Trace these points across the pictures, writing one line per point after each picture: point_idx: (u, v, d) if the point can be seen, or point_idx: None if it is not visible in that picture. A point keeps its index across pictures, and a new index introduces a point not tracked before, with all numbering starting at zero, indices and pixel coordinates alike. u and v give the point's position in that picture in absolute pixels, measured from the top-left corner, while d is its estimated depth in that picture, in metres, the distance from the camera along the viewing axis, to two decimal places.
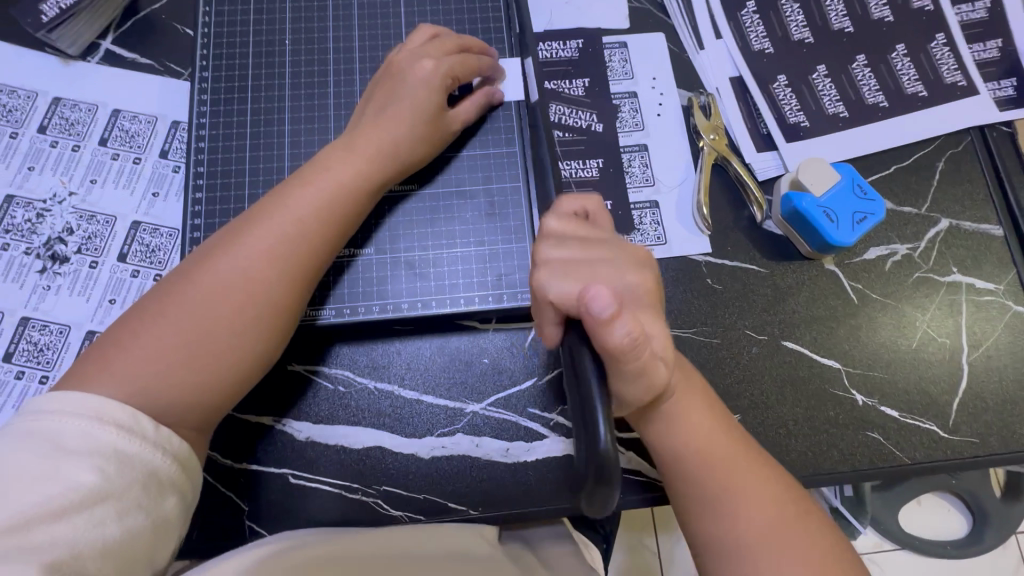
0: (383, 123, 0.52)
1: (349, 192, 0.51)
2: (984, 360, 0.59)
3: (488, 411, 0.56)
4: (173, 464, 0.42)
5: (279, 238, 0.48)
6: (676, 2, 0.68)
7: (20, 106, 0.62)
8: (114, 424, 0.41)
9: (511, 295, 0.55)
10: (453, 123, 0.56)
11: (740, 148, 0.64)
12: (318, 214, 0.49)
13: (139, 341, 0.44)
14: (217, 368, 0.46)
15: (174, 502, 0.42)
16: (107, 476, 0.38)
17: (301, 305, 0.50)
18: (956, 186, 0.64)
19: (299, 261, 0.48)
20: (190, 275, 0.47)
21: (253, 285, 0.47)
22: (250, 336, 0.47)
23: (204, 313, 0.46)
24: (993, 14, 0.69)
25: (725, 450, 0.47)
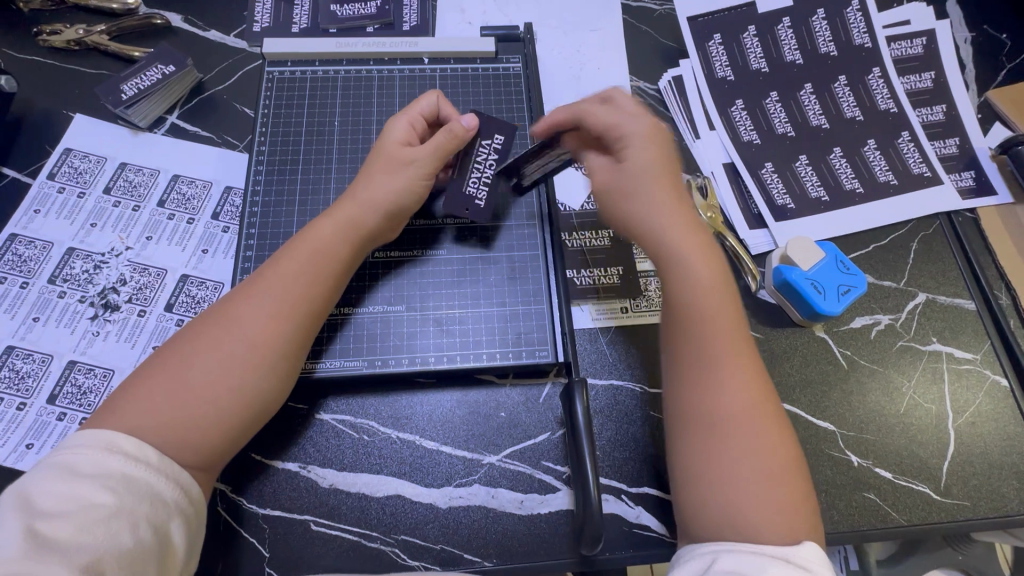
0: (365, 178, 0.58)
1: (332, 241, 0.55)
2: (969, 426, 0.63)
3: (504, 463, 0.59)
4: (177, 487, 0.45)
5: (266, 284, 0.52)
6: (674, 99, 0.78)
7: (90, 169, 0.69)
8: (122, 452, 0.43)
9: (529, 351, 0.59)
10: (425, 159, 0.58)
11: (734, 225, 0.72)
12: (306, 262, 0.54)
13: (139, 383, 0.47)
14: (207, 408, 0.47)
15: (178, 526, 0.44)
16: (120, 494, 0.41)
17: (284, 344, 0.51)
18: (930, 264, 0.71)
19: (280, 302, 0.52)
20: (201, 325, 0.51)
21: (236, 324, 0.50)
22: (240, 374, 0.49)
23: (193, 354, 0.49)
24: (950, 116, 0.79)
25: (747, 424, 0.50)
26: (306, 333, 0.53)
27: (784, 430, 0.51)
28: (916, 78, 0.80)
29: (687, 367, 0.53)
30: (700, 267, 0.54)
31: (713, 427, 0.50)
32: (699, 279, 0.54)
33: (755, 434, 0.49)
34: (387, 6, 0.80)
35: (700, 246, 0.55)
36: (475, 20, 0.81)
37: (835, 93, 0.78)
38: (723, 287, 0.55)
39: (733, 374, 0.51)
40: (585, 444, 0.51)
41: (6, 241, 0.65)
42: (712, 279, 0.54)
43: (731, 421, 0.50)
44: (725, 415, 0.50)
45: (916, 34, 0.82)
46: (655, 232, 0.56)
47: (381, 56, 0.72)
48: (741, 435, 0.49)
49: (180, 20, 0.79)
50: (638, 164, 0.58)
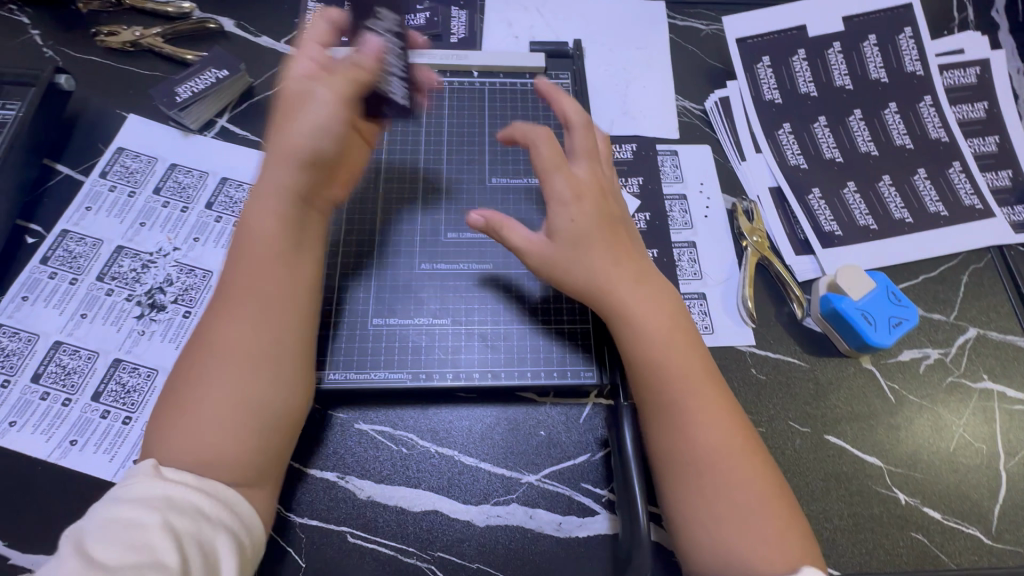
0: (296, 126, 0.52)
1: (291, 220, 0.52)
2: (1021, 469, 0.61)
3: (543, 483, 0.58)
4: (222, 505, 0.43)
5: (231, 288, 0.49)
6: (720, 120, 0.78)
7: (141, 169, 0.70)
8: (163, 475, 0.42)
9: (573, 371, 0.59)
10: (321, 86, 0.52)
11: (780, 250, 0.71)
12: (259, 249, 0.50)
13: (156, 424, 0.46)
14: (221, 422, 0.45)
15: (224, 539, 0.42)
16: (160, 514, 0.40)
17: (265, 335, 0.48)
18: (980, 299, 0.69)
19: (245, 296, 0.48)
20: (182, 361, 0.48)
21: (211, 339, 0.47)
22: (256, 379, 0.47)
23: (188, 386, 0.46)
24: (1003, 148, 0.77)
25: (724, 462, 0.48)
26: (296, 314, 0.50)
27: (756, 451, 0.50)
28: (968, 108, 0.79)
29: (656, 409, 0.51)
30: (638, 306, 0.53)
31: (686, 467, 0.49)
32: (644, 312, 0.52)
33: (727, 468, 0.48)
34: (436, 18, 0.81)
35: (637, 281, 0.53)
36: (523, 34, 0.82)
37: (885, 121, 0.77)
38: (671, 318, 0.53)
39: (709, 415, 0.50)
40: (632, 476, 0.52)
41: (57, 237, 0.66)
42: (657, 313, 0.53)
43: (701, 460, 0.48)
44: (700, 451, 0.49)
45: (969, 64, 0.81)
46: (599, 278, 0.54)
47: (431, 68, 0.72)
48: (715, 465, 0.48)
49: (233, 25, 0.80)
50: (569, 224, 0.54)
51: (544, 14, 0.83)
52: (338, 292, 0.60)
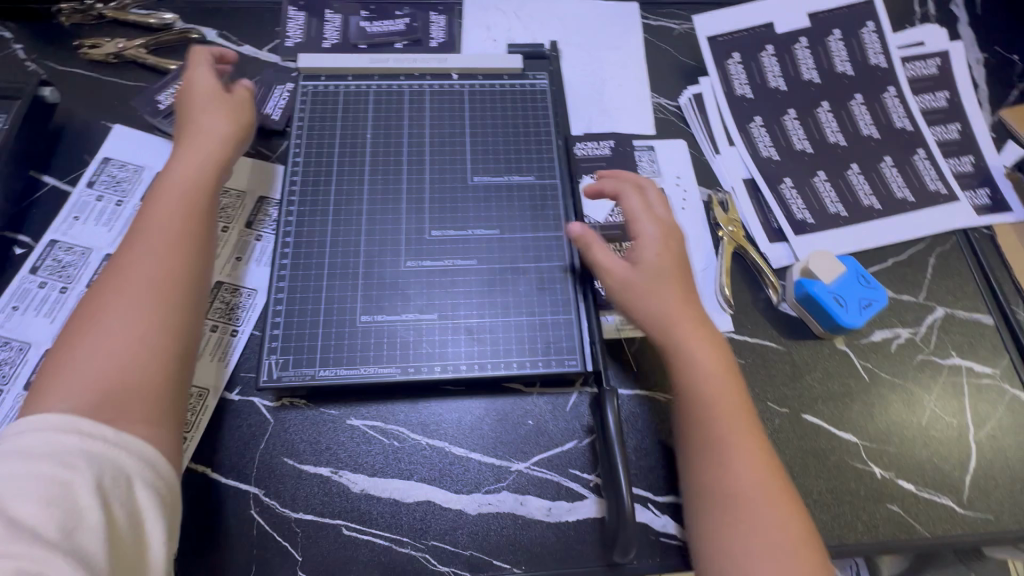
0: (200, 134, 0.63)
1: (189, 195, 0.58)
2: (989, 439, 0.64)
3: (532, 470, 0.59)
4: (143, 462, 0.44)
5: (153, 248, 0.54)
6: (695, 115, 0.80)
7: (128, 178, 0.71)
8: (78, 432, 0.42)
9: (558, 359, 0.60)
10: (205, 117, 0.64)
11: (755, 238, 0.73)
12: (181, 217, 0.56)
13: (60, 374, 0.47)
14: (136, 363, 0.48)
15: (146, 495, 0.43)
16: (75, 471, 0.41)
17: (188, 290, 0.53)
18: (948, 279, 0.72)
19: (172, 254, 0.54)
20: (86, 314, 0.50)
21: (125, 291, 0.51)
22: (157, 300, 0.51)
23: (99, 334, 0.48)
24: (965, 135, 0.80)
25: (762, 496, 0.50)
26: (206, 255, 0.56)
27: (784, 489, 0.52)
28: (931, 98, 0.82)
29: (702, 446, 0.53)
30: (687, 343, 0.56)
31: (720, 502, 0.51)
32: (698, 346, 0.56)
33: (766, 501, 0.50)
34: (415, 23, 0.83)
35: (695, 322, 0.57)
36: (500, 37, 0.84)
37: (851, 112, 0.80)
38: (722, 360, 0.57)
39: (751, 455, 0.52)
40: (616, 451, 0.52)
41: (46, 246, 0.66)
42: (707, 353, 0.56)
43: (738, 492, 0.51)
44: (742, 484, 0.51)
45: (931, 55, 0.84)
46: (661, 314, 0.57)
47: (412, 72, 0.74)
48: (756, 497, 0.50)
49: (215, 35, 0.81)
50: (652, 258, 0.58)
51: (520, 17, 0.86)
52: (326, 293, 0.62)
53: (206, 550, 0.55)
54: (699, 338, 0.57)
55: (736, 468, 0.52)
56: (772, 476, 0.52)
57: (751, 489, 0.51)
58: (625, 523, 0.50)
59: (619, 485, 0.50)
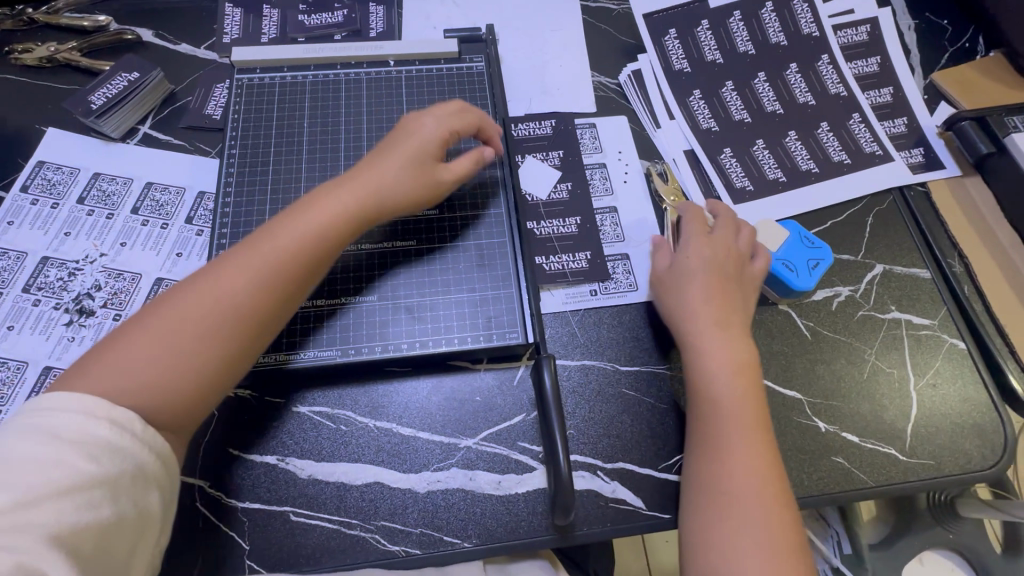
0: (380, 170, 0.60)
1: (306, 245, 0.55)
2: (929, 388, 0.65)
3: (481, 445, 0.60)
4: (159, 462, 0.47)
5: (264, 266, 0.53)
6: (634, 91, 0.81)
7: (64, 180, 0.70)
8: (110, 421, 0.45)
9: (499, 334, 0.61)
10: (386, 164, 0.60)
11: (697, 207, 0.74)
12: (277, 260, 0.54)
13: (119, 355, 0.48)
14: (181, 379, 0.49)
15: (155, 497, 0.46)
16: (103, 464, 0.43)
17: (267, 329, 0.54)
18: (885, 237, 0.74)
19: (274, 283, 0.53)
20: (171, 303, 0.51)
21: (222, 304, 0.51)
22: (236, 332, 0.52)
23: (177, 335, 0.50)
24: (897, 98, 0.82)
25: (752, 503, 0.52)
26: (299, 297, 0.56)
27: (786, 492, 0.54)
28: (863, 63, 0.84)
29: (708, 449, 0.56)
30: (710, 345, 0.60)
31: (707, 494, 0.54)
32: (708, 347, 0.60)
33: (751, 508, 0.52)
34: (354, 15, 0.83)
35: (721, 327, 0.60)
36: (440, 24, 0.84)
37: (787, 81, 0.82)
38: (740, 363, 0.59)
39: (755, 467, 0.54)
40: (557, 433, 0.53)
41: None
42: (734, 360, 0.59)
43: (732, 490, 0.53)
44: (733, 487, 0.53)
45: (861, 22, 0.86)
46: (687, 319, 0.62)
47: (349, 61, 0.74)
48: (746, 502, 0.52)
49: (151, 35, 0.81)
50: (685, 263, 0.64)
51: (460, 4, 0.86)
52: None
53: None
54: (732, 349, 0.60)
55: (733, 474, 0.54)
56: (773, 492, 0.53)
57: (745, 495, 0.53)
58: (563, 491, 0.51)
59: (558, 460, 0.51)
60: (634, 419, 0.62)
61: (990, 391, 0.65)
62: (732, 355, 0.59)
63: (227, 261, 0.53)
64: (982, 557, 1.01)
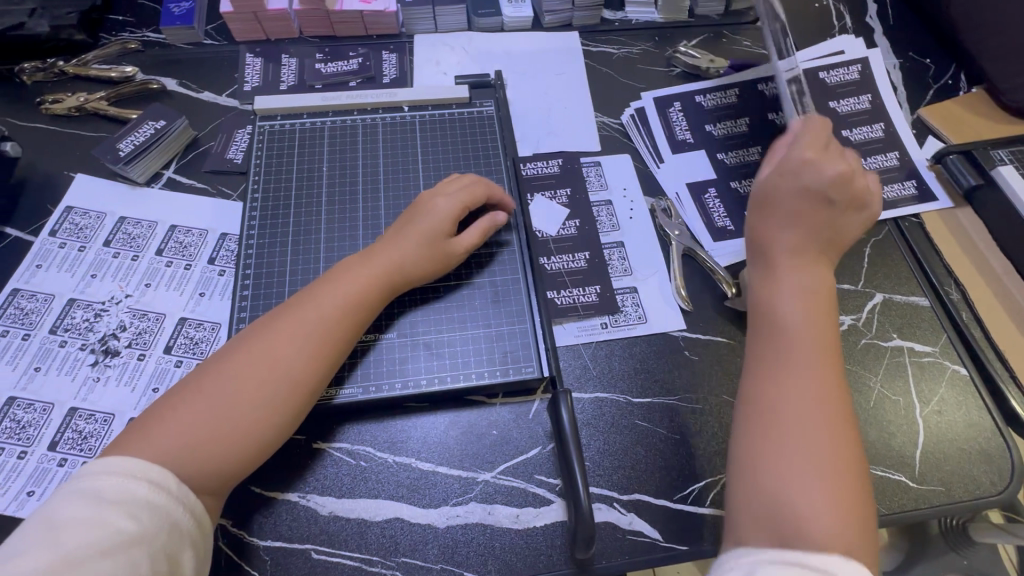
0: (400, 244, 0.63)
1: (347, 315, 0.59)
2: (935, 415, 0.67)
3: (499, 479, 0.60)
4: (193, 519, 0.49)
5: (308, 333, 0.57)
6: (637, 130, 0.85)
7: (90, 224, 0.73)
8: (148, 480, 0.47)
9: (515, 368, 0.63)
10: (409, 241, 0.64)
11: (701, 240, 0.77)
12: (322, 330, 0.57)
13: (172, 419, 0.51)
14: (232, 442, 0.52)
15: (189, 553, 0.47)
16: (142, 522, 0.45)
17: (313, 392, 0.57)
18: (883, 266, 0.77)
19: (318, 348, 0.57)
20: (220, 366, 0.54)
21: (272, 369, 0.55)
22: (285, 395, 0.55)
23: (226, 397, 0.53)
24: (888, 133, 0.86)
25: (816, 438, 0.50)
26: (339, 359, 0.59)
27: (851, 439, 0.51)
28: (854, 101, 0.88)
29: (771, 381, 0.54)
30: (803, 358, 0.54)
31: (762, 425, 0.52)
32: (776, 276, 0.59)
33: (818, 442, 0.50)
34: (368, 62, 0.87)
35: (814, 342, 0.55)
36: (450, 70, 0.89)
37: (782, 117, 0.86)
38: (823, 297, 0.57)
39: (821, 404, 0.52)
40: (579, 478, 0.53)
41: (8, 296, 0.67)
42: (801, 295, 0.57)
43: (797, 423, 0.51)
44: (793, 420, 0.51)
45: (851, 63, 0.91)
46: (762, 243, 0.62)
47: (365, 107, 0.78)
48: (811, 436, 0.50)
49: (175, 84, 0.85)
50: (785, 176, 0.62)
51: (468, 51, 0.91)
52: None
53: None
54: (810, 277, 0.58)
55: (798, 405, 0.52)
56: (839, 434, 0.51)
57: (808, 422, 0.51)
58: (583, 528, 0.52)
59: (580, 503, 0.53)
60: (648, 450, 0.63)
61: (995, 416, 0.67)
62: (813, 364, 0.54)
63: (273, 324, 0.57)
64: None
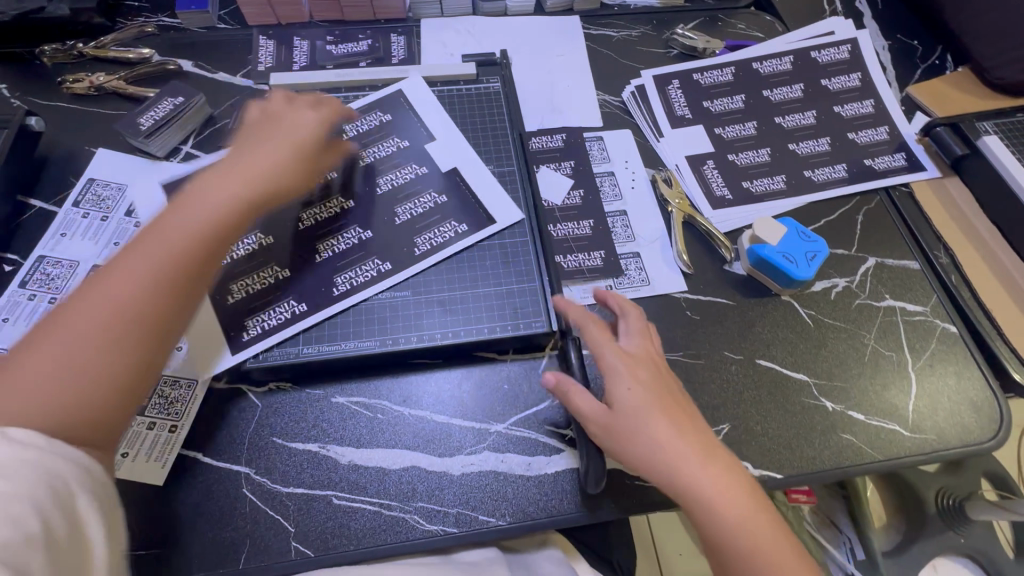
0: (258, 159, 0.62)
1: (186, 238, 0.55)
2: (927, 370, 0.70)
3: (511, 430, 0.63)
4: (81, 469, 0.45)
5: (153, 265, 0.53)
6: (637, 106, 0.88)
7: (112, 195, 0.75)
8: (11, 440, 0.43)
9: (526, 323, 0.66)
10: (273, 153, 0.63)
11: (700, 208, 0.80)
12: (151, 280, 0.52)
13: (28, 364, 0.47)
14: (76, 387, 0.47)
15: (87, 501, 0.44)
16: (18, 479, 0.41)
17: (167, 317, 0.52)
18: (876, 232, 0.80)
19: (169, 271, 0.53)
20: (84, 306, 0.50)
21: (124, 299, 0.51)
22: (113, 325, 0.50)
23: (85, 334, 0.49)
24: (878, 108, 0.90)
25: None
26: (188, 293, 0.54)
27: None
28: (845, 79, 0.92)
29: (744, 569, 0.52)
30: (670, 442, 0.54)
31: None
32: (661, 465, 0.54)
33: None
34: (377, 44, 0.91)
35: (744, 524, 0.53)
36: (456, 51, 0.92)
37: (775, 93, 0.89)
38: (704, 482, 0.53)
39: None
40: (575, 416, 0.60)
41: (34, 262, 0.70)
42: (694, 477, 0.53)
43: None
44: None
45: (841, 43, 0.95)
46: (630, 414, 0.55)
47: (376, 83, 0.82)
48: None
49: (191, 66, 0.88)
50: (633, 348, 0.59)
51: (473, 34, 0.94)
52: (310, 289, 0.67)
53: (199, 526, 0.57)
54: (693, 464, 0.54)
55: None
56: None
57: None
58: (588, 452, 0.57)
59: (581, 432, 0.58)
60: None
61: (984, 370, 0.70)
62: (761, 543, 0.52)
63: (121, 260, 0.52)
64: (993, 558, 1.03)
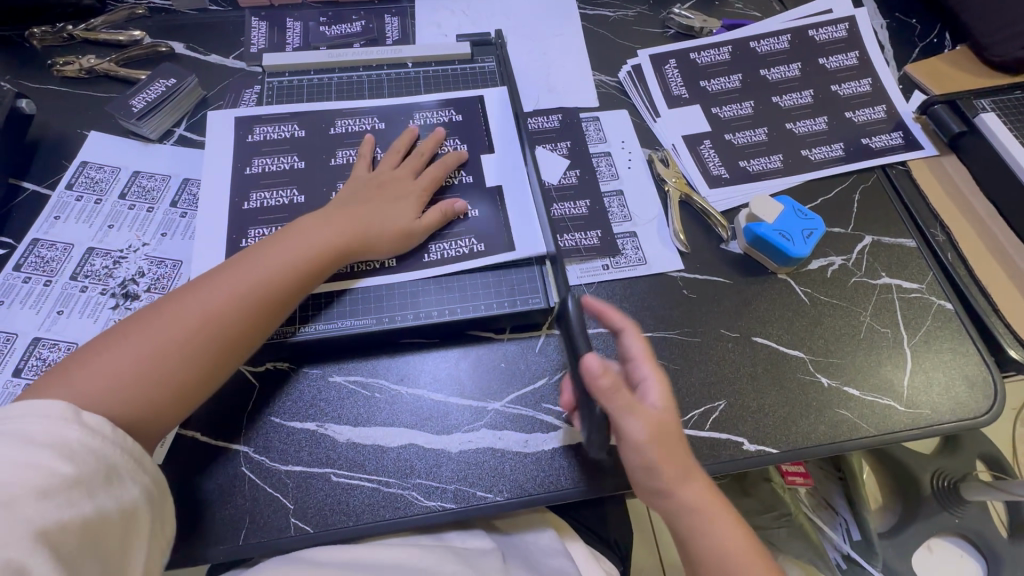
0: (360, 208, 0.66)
1: (269, 273, 0.59)
2: (922, 346, 0.70)
3: (508, 407, 0.63)
4: (131, 458, 0.49)
5: (235, 293, 0.57)
6: (633, 86, 0.88)
7: (105, 178, 0.75)
8: (81, 423, 0.47)
9: (522, 301, 0.66)
10: (383, 210, 0.67)
11: (697, 188, 0.80)
12: (229, 304, 0.57)
13: (111, 353, 0.52)
14: (138, 383, 0.52)
15: (136, 491, 0.48)
16: (79, 464, 0.45)
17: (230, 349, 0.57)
18: (872, 210, 0.80)
19: (248, 303, 0.58)
20: (171, 310, 0.56)
21: (211, 314, 0.56)
22: (189, 336, 0.55)
23: (162, 335, 0.54)
24: (875, 87, 0.89)
25: None
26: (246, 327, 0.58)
27: None
28: (843, 57, 0.91)
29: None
30: (684, 463, 0.55)
31: None
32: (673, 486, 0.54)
33: None
34: (371, 25, 0.90)
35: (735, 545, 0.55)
36: (450, 31, 0.91)
37: (772, 72, 0.89)
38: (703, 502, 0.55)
39: None
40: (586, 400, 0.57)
41: (29, 246, 0.70)
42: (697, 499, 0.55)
43: None
44: None
45: (839, 21, 0.94)
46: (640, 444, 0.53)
47: (370, 64, 0.82)
48: None
49: (183, 48, 0.87)
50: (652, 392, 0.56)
51: (467, 14, 0.93)
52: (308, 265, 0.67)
53: (198, 503, 0.57)
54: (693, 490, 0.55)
55: None
56: None
57: None
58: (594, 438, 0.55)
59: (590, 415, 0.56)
60: None
61: (979, 346, 0.70)
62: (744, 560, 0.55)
63: (210, 277, 0.58)
64: (988, 538, 1.04)
